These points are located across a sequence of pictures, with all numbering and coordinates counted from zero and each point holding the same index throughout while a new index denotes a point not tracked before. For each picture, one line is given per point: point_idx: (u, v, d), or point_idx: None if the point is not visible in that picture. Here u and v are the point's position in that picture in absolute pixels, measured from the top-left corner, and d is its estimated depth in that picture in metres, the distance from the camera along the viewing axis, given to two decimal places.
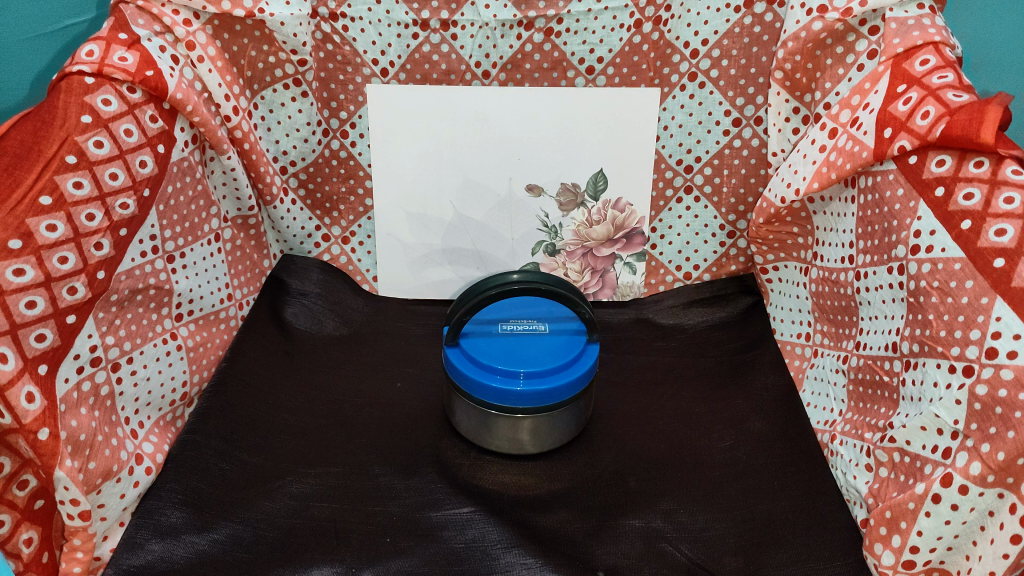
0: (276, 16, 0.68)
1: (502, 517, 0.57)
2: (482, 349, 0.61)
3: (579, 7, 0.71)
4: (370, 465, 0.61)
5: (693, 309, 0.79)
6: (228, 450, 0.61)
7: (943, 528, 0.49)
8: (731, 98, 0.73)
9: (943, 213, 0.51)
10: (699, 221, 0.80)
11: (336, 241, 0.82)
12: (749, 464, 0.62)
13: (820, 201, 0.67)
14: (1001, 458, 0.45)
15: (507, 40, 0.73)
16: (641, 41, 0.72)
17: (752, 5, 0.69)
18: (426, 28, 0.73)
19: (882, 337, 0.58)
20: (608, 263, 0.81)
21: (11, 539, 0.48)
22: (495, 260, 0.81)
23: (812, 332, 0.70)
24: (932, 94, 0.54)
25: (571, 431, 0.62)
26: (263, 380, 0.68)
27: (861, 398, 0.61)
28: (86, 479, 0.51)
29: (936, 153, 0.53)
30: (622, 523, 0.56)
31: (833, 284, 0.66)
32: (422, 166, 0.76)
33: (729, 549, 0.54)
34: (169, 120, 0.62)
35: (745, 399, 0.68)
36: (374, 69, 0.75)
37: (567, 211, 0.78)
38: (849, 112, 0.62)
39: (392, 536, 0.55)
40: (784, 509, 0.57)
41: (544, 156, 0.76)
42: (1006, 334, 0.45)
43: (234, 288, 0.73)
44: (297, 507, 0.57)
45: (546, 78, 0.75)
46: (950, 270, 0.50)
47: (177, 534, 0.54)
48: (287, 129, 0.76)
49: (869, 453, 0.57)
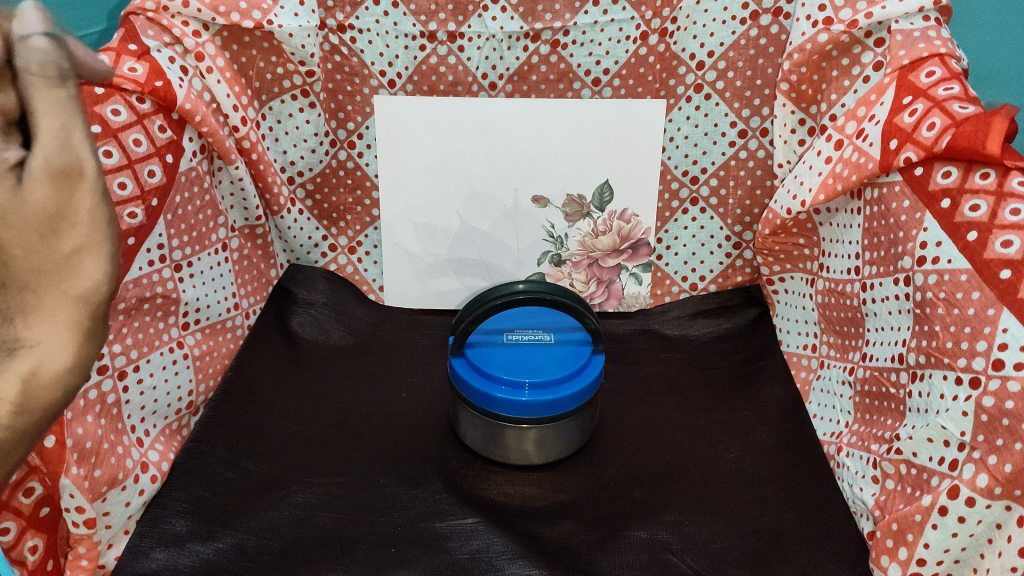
0: (283, 27, 0.69)
1: (507, 528, 0.57)
2: (487, 359, 0.61)
3: (585, 19, 0.72)
4: (375, 474, 0.61)
5: (699, 319, 0.79)
6: (233, 459, 0.61)
7: (950, 541, 0.48)
8: (736, 109, 0.74)
9: (948, 224, 0.51)
10: (704, 231, 0.80)
11: (342, 251, 0.83)
12: (756, 475, 0.61)
13: (826, 212, 0.67)
14: (1008, 470, 0.44)
15: (513, 52, 0.74)
16: (646, 53, 0.72)
17: (758, 17, 0.69)
18: (433, 40, 0.73)
19: (888, 349, 0.58)
20: (614, 274, 0.81)
21: (16, 546, 0.47)
22: (500, 269, 0.81)
23: (818, 343, 0.70)
24: (938, 106, 0.55)
25: (576, 442, 0.62)
26: (268, 390, 0.68)
27: (867, 410, 0.61)
28: (91, 486, 0.52)
29: (942, 165, 0.53)
30: (626, 535, 0.56)
31: (839, 295, 0.66)
32: (429, 176, 0.77)
33: (734, 560, 0.54)
34: (178, 130, 0.62)
35: (751, 411, 0.67)
36: (381, 80, 0.75)
37: (573, 222, 0.78)
38: (854, 123, 0.62)
39: (397, 546, 0.55)
40: (790, 520, 0.57)
41: (550, 167, 0.76)
42: (1013, 346, 0.45)
43: (241, 297, 0.74)
44: (301, 516, 0.57)
45: (552, 90, 0.76)
46: (957, 281, 0.50)
47: (182, 543, 0.54)
48: (295, 139, 0.77)
49: (874, 464, 0.56)
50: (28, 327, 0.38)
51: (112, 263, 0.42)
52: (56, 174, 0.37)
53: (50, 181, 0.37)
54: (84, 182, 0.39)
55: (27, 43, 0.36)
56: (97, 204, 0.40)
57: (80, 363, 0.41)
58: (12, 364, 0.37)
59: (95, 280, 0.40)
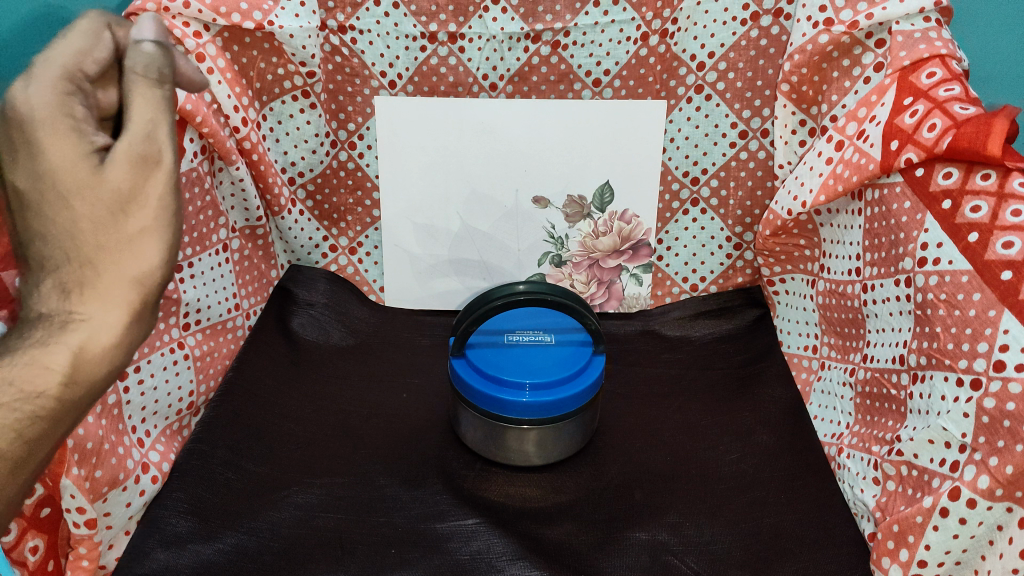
0: (284, 28, 0.69)
1: (508, 529, 0.56)
2: (488, 360, 0.61)
3: (586, 20, 0.72)
4: (375, 475, 0.61)
5: (699, 320, 0.79)
6: (234, 459, 0.61)
7: (951, 542, 0.48)
8: (737, 110, 0.74)
9: (949, 225, 0.51)
10: (705, 233, 0.80)
11: (343, 251, 0.83)
12: (756, 477, 0.61)
13: (827, 213, 0.67)
14: (1009, 472, 0.44)
15: (514, 53, 0.74)
16: (647, 53, 0.73)
17: (758, 18, 0.69)
18: (434, 40, 0.73)
19: (888, 350, 0.58)
20: (614, 275, 0.81)
21: (17, 546, 0.47)
22: (501, 269, 0.81)
23: (819, 345, 0.70)
24: (938, 107, 0.54)
25: (576, 443, 0.62)
26: (269, 390, 0.68)
27: (867, 411, 0.61)
28: (92, 487, 0.52)
29: (943, 166, 0.53)
30: (627, 536, 0.56)
31: (840, 296, 0.66)
32: (430, 177, 0.77)
33: (735, 562, 0.54)
34: (179, 131, 0.62)
35: (751, 412, 0.67)
36: (382, 81, 0.75)
37: (573, 222, 0.78)
38: (855, 125, 0.62)
39: (397, 547, 0.55)
40: (790, 521, 0.57)
41: (550, 168, 0.76)
42: (1014, 347, 0.45)
43: (241, 298, 0.74)
44: (302, 517, 0.57)
45: (553, 91, 0.76)
46: (957, 282, 0.50)
47: (182, 544, 0.54)
48: (296, 140, 0.77)
49: (875, 466, 0.56)
50: (81, 302, 0.35)
51: (177, 255, 0.37)
52: (135, 158, 0.35)
53: (130, 163, 0.35)
54: (160, 168, 0.36)
55: (136, 48, 0.38)
56: (168, 190, 0.37)
57: (131, 346, 0.37)
58: (64, 337, 0.34)
59: (152, 264, 0.36)
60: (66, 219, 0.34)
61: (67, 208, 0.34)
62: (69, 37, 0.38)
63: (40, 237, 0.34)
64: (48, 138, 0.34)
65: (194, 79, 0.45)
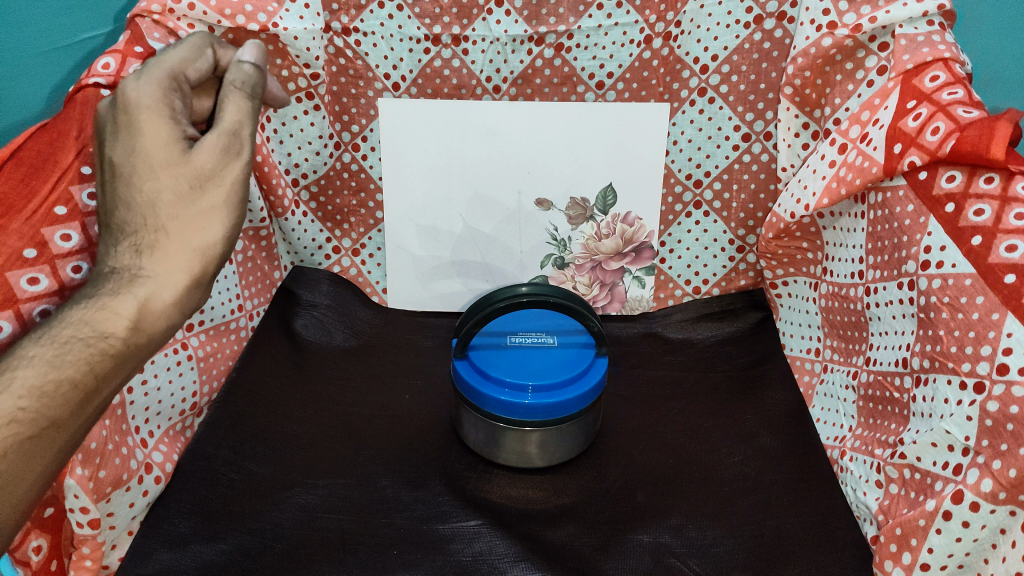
0: (288, 30, 0.69)
1: (510, 531, 0.56)
2: (491, 362, 0.61)
3: (589, 22, 0.72)
4: (378, 476, 0.61)
5: (702, 323, 0.79)
6: (237, 460, 0.61)
7: (954, 546, 0.48)
8: (740, 113, 0.74)
9: (953, 228, 0.51)
10: (708, 235, 0.80)
11: (346, 252, 0.83)
12: (758, 480, 0.61)
13: (829, 216, 0.67)
14: (1012, 476, 0.44)
15: (518, 54, 0.74)
16: (650, 56, 0.73)
17: (762, 21, 0.69)
18: (437, 43, 0.74)
19: (892, 353, 0.58)
20: (617, 277, 0.81)
21: (20, 546, 0.48)
22: (504, 271, 0.81)
23: (822, 348, 0.70)
24: (942, 110, 0.54)
25: (579, 445, 0.62)
26: (273, 391, 0.69)
27: (870, 414, 0.61)
28: (96, 487, 0.52)
29: (947, 169, 0.53)
30: (629, 538, 0.56)
31: (842, 299, 0.66)
32: (433, 179, 0.77)
33: (737, 565, 0.54)
34: None
35: (754, 415, 0.67)
36: (386, 84, 0.76)
37: (576, 224, 0.78)
38: (858, 127, 0.62)
39: (400, 548, 0.55)
40: (793, 525, 0.57)
41: (553, 170, 0.76)
42: (1018, 351, 0.45)
43: (244, 299, 0.74)
44: (305, 518, 0.57)
45: (556, 93, 0.76)
46: (960, 286, 0.50)
47: (185, 544, 0.54)
48: (299, 141, 0.77)
49: (879, 469, 0.56)
50: (150, 261, 0.45)
51: (233, 234, 0.48)
52: (220, 147, 0.47)
53: (215, 152, 0.47)
54: (237, 158, 0.48)
55: (238, 66, 0.51)
56: (240, 177, 0.48)
57: (183, 307, 0.46)
58: (133, 288, 0.44)
59: (215, 237, 0.47)
60: (151, 190, 0.45)
61: (153, 179, 0.45)
62: (180, 51, 0.50)
63: (128, 202, 0.45)
64: (148, 120, 0.46)
65: (278, 96, 0.60)
